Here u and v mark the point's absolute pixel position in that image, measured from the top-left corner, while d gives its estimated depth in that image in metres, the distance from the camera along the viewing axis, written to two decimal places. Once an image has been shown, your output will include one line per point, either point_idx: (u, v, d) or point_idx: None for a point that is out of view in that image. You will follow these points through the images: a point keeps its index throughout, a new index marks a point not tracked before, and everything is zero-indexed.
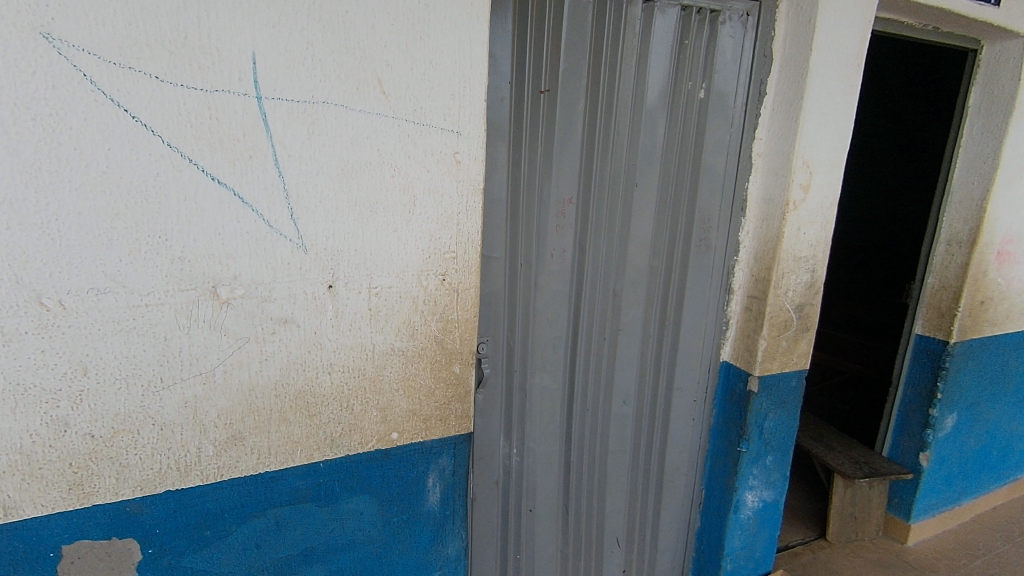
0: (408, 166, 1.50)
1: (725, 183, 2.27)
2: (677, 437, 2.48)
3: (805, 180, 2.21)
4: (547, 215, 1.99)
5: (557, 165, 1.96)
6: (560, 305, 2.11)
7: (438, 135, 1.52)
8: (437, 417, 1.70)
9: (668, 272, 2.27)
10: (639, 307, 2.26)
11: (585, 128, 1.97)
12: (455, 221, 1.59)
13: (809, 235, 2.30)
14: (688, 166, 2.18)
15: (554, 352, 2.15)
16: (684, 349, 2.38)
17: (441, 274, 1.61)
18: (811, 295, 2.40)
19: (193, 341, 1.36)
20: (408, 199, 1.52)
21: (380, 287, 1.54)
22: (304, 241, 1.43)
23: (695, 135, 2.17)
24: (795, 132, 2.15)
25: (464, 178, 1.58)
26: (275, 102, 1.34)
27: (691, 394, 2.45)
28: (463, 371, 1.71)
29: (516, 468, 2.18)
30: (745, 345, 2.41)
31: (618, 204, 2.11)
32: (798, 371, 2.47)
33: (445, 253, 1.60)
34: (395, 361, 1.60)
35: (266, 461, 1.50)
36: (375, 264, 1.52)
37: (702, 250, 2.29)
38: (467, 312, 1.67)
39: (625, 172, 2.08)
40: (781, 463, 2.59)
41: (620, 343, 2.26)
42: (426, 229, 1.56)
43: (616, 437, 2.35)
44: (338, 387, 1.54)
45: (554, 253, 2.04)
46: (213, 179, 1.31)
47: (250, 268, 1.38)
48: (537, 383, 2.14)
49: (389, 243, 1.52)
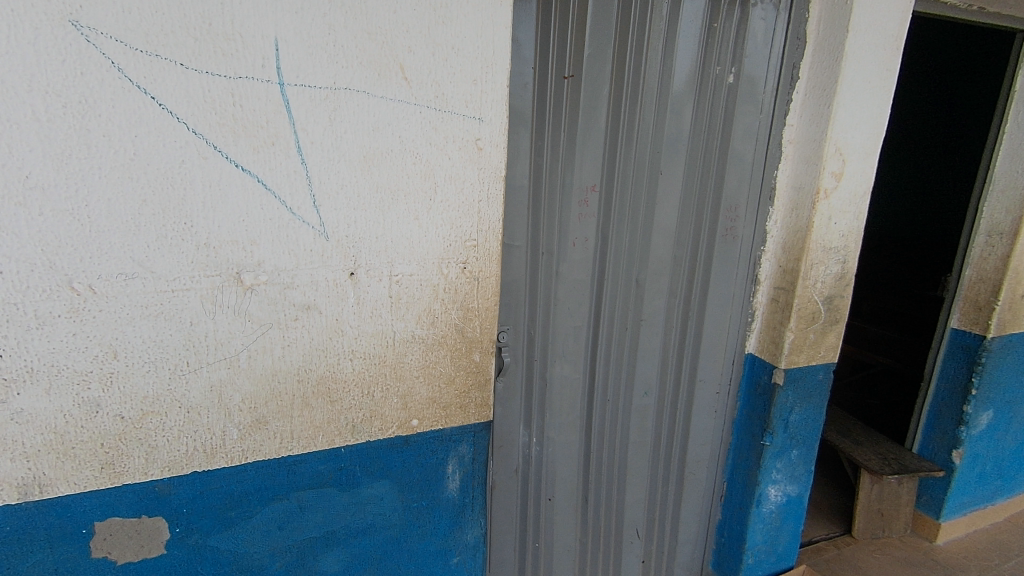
0: (430, 154, 1.50)
1: (753, 172, 2.21)
2: (699, 429, 2.45)
3: (837, 168, 2.14)
4: (570, 204, 1.97)
5: (580, 152, 1.93)
6: (582, 294, 2.09)
7: (460, 122, 1.51)
8: (457, 405, 1.70)
9: (693, 262, 2.23)
10: (662, 297, 2.23)
11: (609, 115, 1.94)
12: (476, 209, 1.58)
13: (841, 225, 2.23)
14: (715, 153, 2.13)
15: (575, 342, 2.14)
16: (708, 341, 2.34)
17: (462, 262, 1.60)
18: (842, 286, 2.33)
19: (218, 326, 1.38)
20: (429, 186, 1.51)
21: (402, 275, 1.54)
22: (326, 228, 1.43)
23: (723, 121, 2.11)
24: (828, 118, 2.08)
25: (486, 166, 1.57)
26: (298, 89, 1.34)
27: (714, 386, 2.42)
28: (483, 359, 1.71)
29: (535, 457, 2.19)
30: (771, 338, 2.36)
31: (642, 193, 2.07)
32: (826, 364, 2.41)
33: (466, 241, 1.59)
34: (416, 348, 1.60)
35: (289, 446, 1.53)
36: (396, 252, 1.52)
37: (728, 240, 2.25)
38: (487, 301, 1.66)
39: (650, 160, 2.04)
40: (805, 457, 2.54)
41: (642, 333, 2.23)
42: (447, 217, 1.55)
43: (637, 428, 2.34)
44: (359, 374, 1.56)
45: (576, 242, 2.02)
46: (237, 167, 1.32)
47: (274, 255, 1.40)
48: (557, 373, 2.13)
49: (411, 231, 1.52)
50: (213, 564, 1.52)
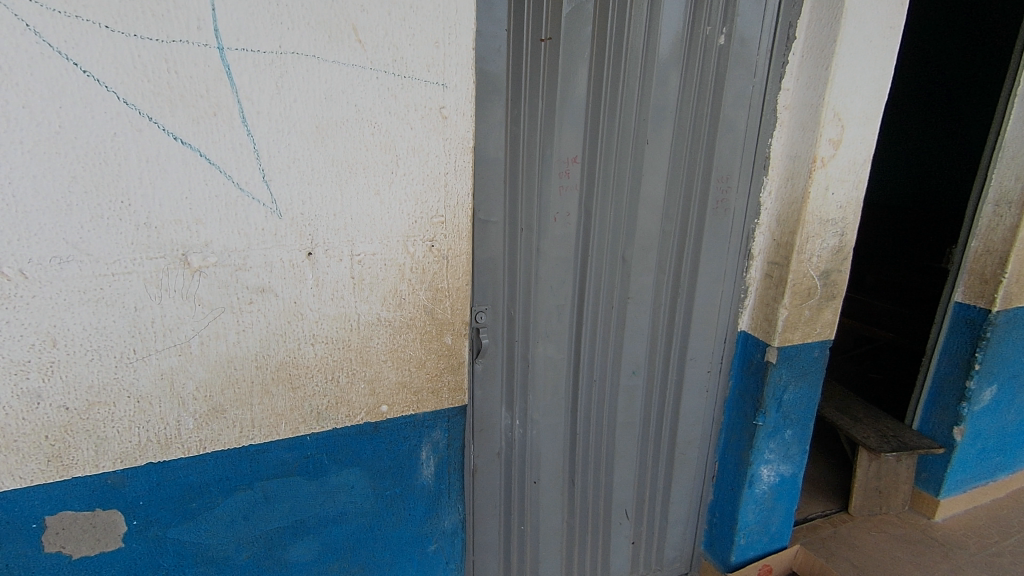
0: (389, 123, 1.39)
1: (746, 140, 2.09)
2: (690, 409, 2.38)
3: (836, 134, 2.01)
4: (551, 176, 1.87)
5: (560, 121, 1.82)
6: (565, 271, 2.01)
7: (422, 89, 1.40)
8: (429, 390, 1.63)
9: (683, 236, 2.13)
10: (650, 273, 2.14)
11: (591, 81, 1.82)
12: (442, 182, 1.48)
13: (839, 196, 2.11)
14: (705, 120, 2.01)
15: (559, 321, 2.06)
16: (699, 317, 2.25)
17: (429, 239, 1.51)
18: (840, 260, 2.20)
19: (165, 311, 1.30)
20: (390, 159, 1.41)
21: (363, 254, 1.44)
22: (278, 205, 1.34)
23: (713, 86, 1.99)
24: (827, 80, 1.94)
25: (452, 136, 1.46)
26: (239, 54, 1.23)
27: (705, 364, 2.34)
28: (456, 342, 1.63)
29: (519, 441, 2.12)
30: (763, 315, 2.25)
31: (628, 163, 1.96)
32: (823, 342, 2.29)
33: (433, 217, 1.49)
34: (383, 332, 1.52)
35: (250, 434, 1.46)
36: (356, 229, 1.42)
37: (719, 212, 2.14)
38: (458, 281, 1.57)
39: (636, 129, 1.93)
40: (801, 437, 2.43)
41: (629, 311, 2.15)
42: (410, 191, 1.45)
43: (624, 409, 2.28)
44: (322, 359, 1.48)
45: (558, 217, 1.92)
46: (176, 139, 1.22)
47: (222, 234, 1.31)
48: (540, 354, 2.06)
49: (371, 208, 1.42)
50: (175, 556, 1.47)
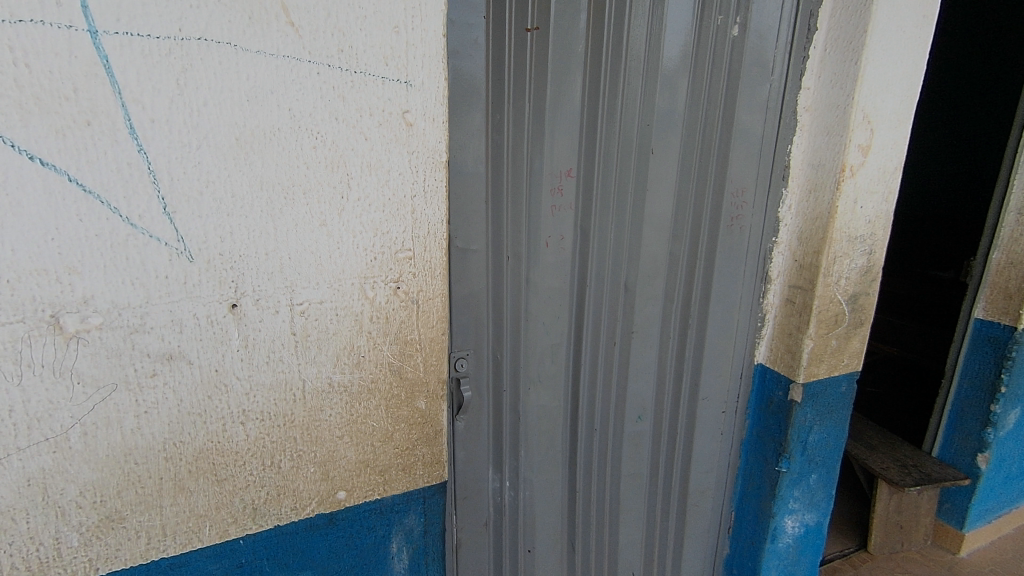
0: (337, 133, 1.06)
1: (763, 148, 1.81)
2: (703, 455, 2.08)
3: (865, 140, 1.75)
4: (540, 193, 1.56)
5: (551, 128, 1.52)
6: (559, 304, 1.70)
7: (380, 87, 1.08)
8: (398, 468, 1.30)
9: (692, 258, 1.84)
10: (657, 303, 1.85)
11: (586, 81, 1.53)
12: (409, 207, 1.16)
13: (868, 209, 1.84)
14: (717, 126, 1.73)
15: (554, 363, 1.75)
16: (712, 351, 1.97)
17: (394, 281, 1.18)
18: (868, 282, 1.93)
19: (27, 398, 0.92)
20: (340, 179, 1.08)
21: (307, 303, 1.11)
22: (187, 245, 0.99)
23: (726, 87, 1.71)
24: (856, 76, 1.69)
25: (420, 149, 1.14)
26: (122, 40, 0.87)
27: (719, 404, 2.04)
28: (431, 406, 1.30)
29: (510, 505, 1.80)
30: (785, 346, 1.97)
31: (630, 176, 1.66)
32: (850, 375, 2.02)
33: (397, 253, 1.17)
34: (336, 400, 1.19)
35: (162, 545, 1.11)
36: (296, 271, 1.08)
37: (734, 231, 1.85)
38: (431, 331, 1.25)
39: (639, 136, 1.64)
40: (826, 481, 2.15)
41: (633, 348, 1.86)
42: (368, 220, 1.12)
43: (630, 458, 1.97)
44: (257, 441, 1.14)
45: (550, 241, 1.62)
46: (32, 159, 0.86)
47: (107, 286, 0.95)
48: (533, 402, 1.75)
49: (315, 243, 1.09)
50: None
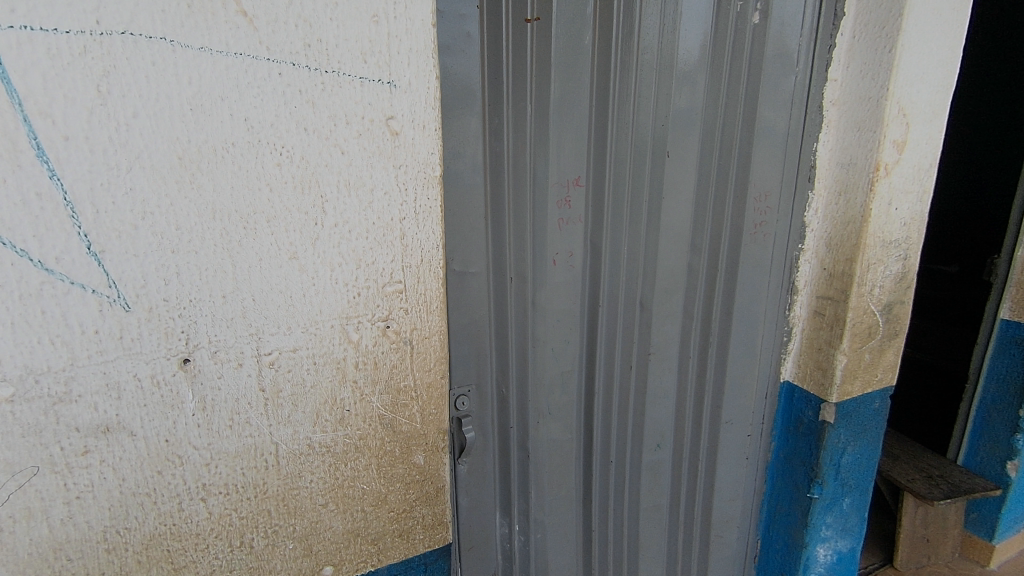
0: (307, 146, 0.87)
1: (788, 147, 1.65)
2: (727, 481, 1.91)
3: (900, 135, 1.59)
4: (546, 205, 1.38)
5: (557, 131, 1.34)
6: (569, 328, 1.52)
7: (357, 90, 0.89)
8: (394, 534, 1.11)
9: (712, 271, 1.67)
10: (675, 322, 1.67)
11: (594, 78, 1.35)
12: (398, 232, 0.97)
13: (903, 211, 1.68)
14: (738, 124, 1.56)
15: (564, 393, 1.57)
16: (735, 370, 1.80)
17: (382, 319, 0.99)
18: (903, 290, 1.77)
19: None
20: (312, 203, 0.89)
21: (277, 352, 0.92)
22: (122, 291, 0.79)
23: (746, 81, 1.54)
24: (890, 65, 1.52)
25: (410, 162, 0.96)
26: (19, 35, 0.67)
27: (743, 427, 1.88)
28: (431, 461, 1.11)
29: (520, 551, 1.62)
30: (815, 363, 1.81)
31: (645, 183, 1.49)
32: (883, 390, 1.87)
33: (386, 286, 0.98)
34: (318, 464, 0.99)
35: None
36: (263, 316, 0.89)
37: (758, 239, 1.68)
38: (428, 376, 1.06)
39: (653, 137, 1.46)
40: (859, 504, 1.99)
41: (651, 371, 1.68)
42: (348, 249, 0.93)
43: (649, 491, 1.80)
44: (223, 519, 0.94)
45: (558, 259, 1.44)
46: None
47: (19, 348, 0.75)
48: (543, 438, 1.56)
49: (285, 281, 0.90)
50: None
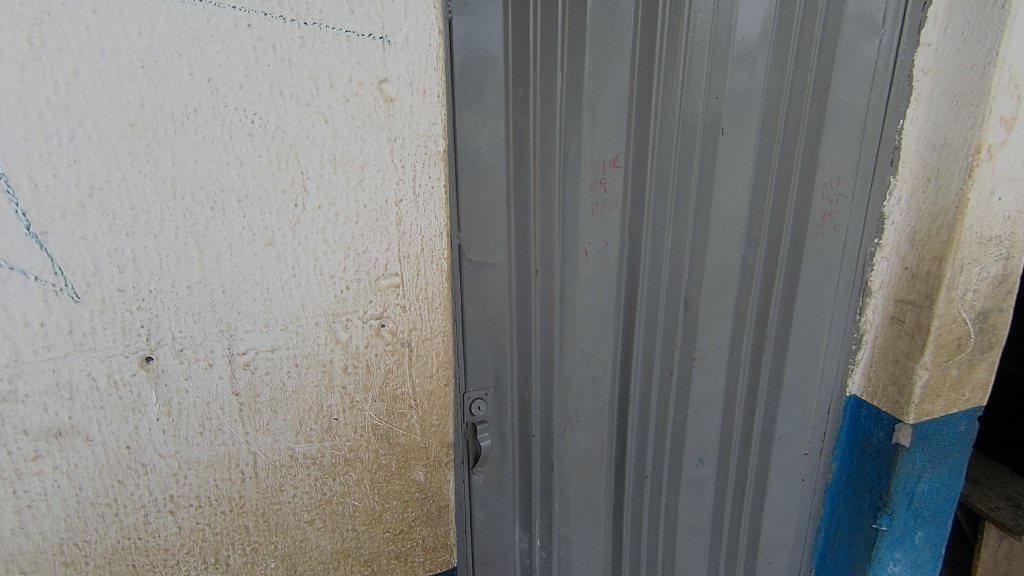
0: (284, 114, 0.74)
1: (866, 126, 1.42)
2: (779, 502, 1.70)
3: (1009, 111, 1.33)
4: (578, 188, 1.22)
5: (591, 103, 1.17)
6: (602, 328, 1.36)
7: (343, 48, 0.75)
8: (391, 556, 0.99)
9: (771, 268, 1.47)
10: (725, 323, 1.48)
11: (637, 43, 1.18)
12: (395, 217, 0.83)
13: (1008, 202, 1.42)
14: (807, 98, 1.35)
15: (595, 400, 1.41)
16: (793, 380, 1.59)
17: (377, 318, 0.86)
18: (1003, 295, 1.51)
19: None
20: (292, 181, 0.77)
21: (253, 352, 0.80)
22: (71, 279, 0.69)
23: (819, 46, 1.32)
24: (1001, 26, 1.27)
25: (409, 136, 0.82)
26: None
27: (800, 443, 1.67)
28: (433, 478, 0.98)
29: (541, 567, 1.49)
30: (889, 375, 1.58)
31: (694, 165, 1.30)
32: (971, 409, 1.61)
33: (380, 280, 0.85)
34: (302, 477, 0.88)
35: None
36: (235, 310, 0.78)
37: (826, 233, 1.47)
38: (430, 383, 0.93)
39: (705, 113, 1.27)
40: (934, 538, 1.75)
41: (695, 377, 1.50)
42: (335, 236, 0.81)
43: (688, 509, 1.62)
44: (195, 535, 0.84)
45: (591, 249, 1.28)
46: None
47: None
48: (570, 448, 1.41)
49: (261, 272, 0.78)
50: None
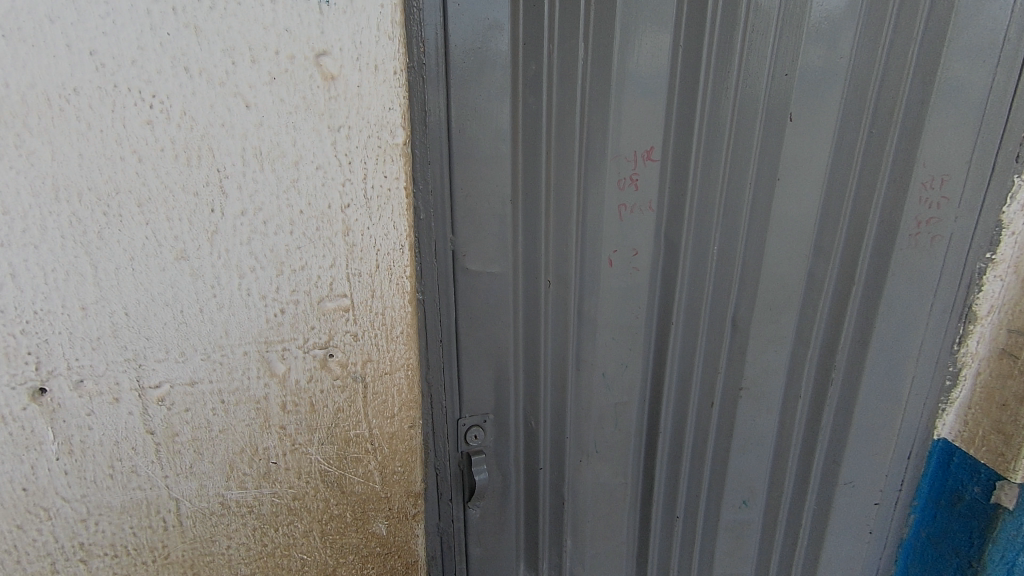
0: (193, 96, 0.58)
1: (986, 110, 1.11)
2: (840, 556, 1.45)
3: None
4: (601, 185, 1.01)
5: (621, 82, 0.95)
6: (628, 349, 1.15)
7: (267, 10, 0.58)
8: None
9: (846, 284, 1.20)
10: (782, 348, 1.23)
11: (685, 6, 0.94)
12: (342, 225, 0.67)
13: None
14: (909, 74, 1.06)
15: (618, 431, 1.21)
16: (865, 418, 1.32)
17: (323, 348, 0.71)
18: None
19: None
20: (207, 180, 0.61)
21: (169, 385, 0.67)
22: None
23: (929, 5, 1.03)
24: None
25: (359, 124, 0.64)
26: None
27: (870, 490, 1.40)
28: (397, 531, 0.83)
29: None
30: (993, 421, 1.27)
31: (751, 158, 1.06)
32: None
33: (324, 302, 0.69)
34: (237, 527, 0.75)
35: None
36: (144, 336, 0.64)
37: (920, 244, 1.18)
38: (391, 425, 0.77)
39: (768, 93, 1.02)
40: None
41: (741, 409, 1.26)
42: (266, 249, 0.65)
43: (727, 556, 1.39)
44: None
45: (616, 258, 1.07)
46: None
47: None
48: (585, 483, 1.22)
49: (172, 291, 0.64)
50: None
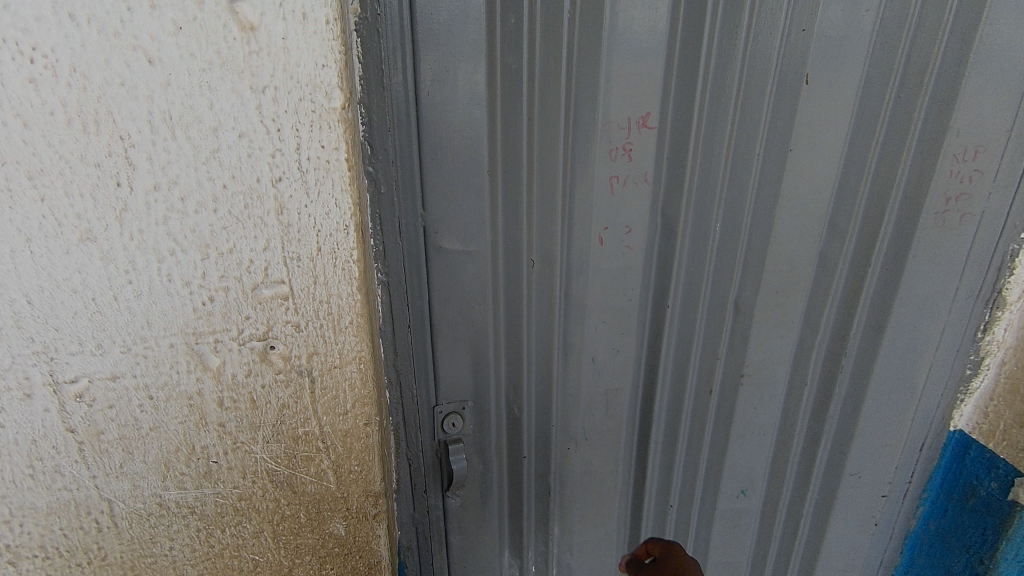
0: (82, 50, 0.50)
1: None
2: (843, 547, 1.38)
3: None
4: (590, 155, 0.91)
5: (612, 38, 0.84)
6: (619, 334, 1.06)
7: None
8: None
9: (863, 265, 1.09)
10: (788, 332, 1.14)
11: None
12: (274, 202, 0.58)
13: None
14: (946, 29, 0.93)
15: (608, 419, 1.13)
16: (875, 407, 1.23)
17: (261, 339, 0.63)
18: None
19: None
20: (109, 150, 0.53)
21: (88, 380, 0.60)
22: None
23: None
24: None
25: (287, 84, 0.55)
26: None
27: (877, 482, 1.32)
28: (358, 532, 0.77)
29: None
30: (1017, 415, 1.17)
31: (760, 125, 0.94)
32: None
33: (259, 289, 0.61)
34: (179, 527, 0.70)
35: None
36: (53, 326, 0.57)
37: (946, 222, 1.07)
38: (344, 422, 0.70)
39: (782, 51, 0.90)
40: None
41: (742, 397, 1.18)
42: (187, 229, 0.57)
43: (723, 545, 1.34)
44: None
45: (607, 235, 0.97)
46: None
47: None
48: (572, 472, 1.16)
49: (81, 276, 0.56)
50: None
